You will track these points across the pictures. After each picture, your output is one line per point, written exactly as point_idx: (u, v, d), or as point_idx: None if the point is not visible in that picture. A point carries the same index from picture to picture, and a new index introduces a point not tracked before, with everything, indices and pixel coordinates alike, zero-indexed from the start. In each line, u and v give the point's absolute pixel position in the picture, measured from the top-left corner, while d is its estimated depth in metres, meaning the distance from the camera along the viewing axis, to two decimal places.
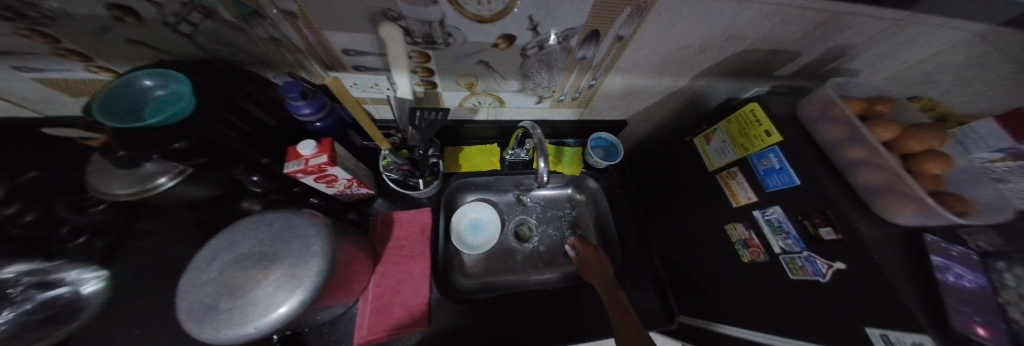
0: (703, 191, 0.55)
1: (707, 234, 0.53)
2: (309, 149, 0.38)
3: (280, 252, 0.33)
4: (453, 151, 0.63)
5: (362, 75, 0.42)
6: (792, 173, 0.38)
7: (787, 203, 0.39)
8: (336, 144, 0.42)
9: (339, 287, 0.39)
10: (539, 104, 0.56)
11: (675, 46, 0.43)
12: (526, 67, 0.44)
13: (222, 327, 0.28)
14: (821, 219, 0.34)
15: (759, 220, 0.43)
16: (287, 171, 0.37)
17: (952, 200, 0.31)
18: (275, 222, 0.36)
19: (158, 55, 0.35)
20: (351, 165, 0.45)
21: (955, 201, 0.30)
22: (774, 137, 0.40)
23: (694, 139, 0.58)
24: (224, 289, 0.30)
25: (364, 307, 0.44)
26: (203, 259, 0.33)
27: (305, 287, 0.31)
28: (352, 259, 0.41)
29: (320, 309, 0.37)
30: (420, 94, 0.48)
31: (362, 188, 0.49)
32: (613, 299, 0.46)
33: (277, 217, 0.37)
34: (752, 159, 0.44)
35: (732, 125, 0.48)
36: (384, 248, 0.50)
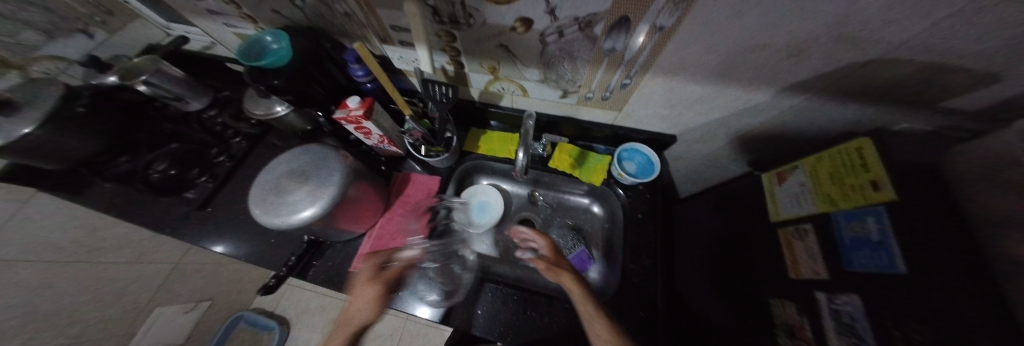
0: (754, 244, 0.41)
1: (748, 305, 0.40)
2: (354, 103, 0.48)
3: (313, 173, 0.44)
4: (476, 132, 0.68)
5: (405, 50, 0.48)
6: (892, 252, 0.25)
7: (868, 295, 0.26)
8: (376, 104, 0.51)
9: (351, 216, 0.50)
10: (563, 98, 0.53)
11: (742, 45, 0.33)
12: (547, 56, 0.42)
13: (272, 213, 0.41)
14: (915, 333, 0.21)
15: (823, 308, 0.30)
16: (335, 117, 0.48)
17: None
18: (315, 152, 0.48)
19: (287, 22, 0.50)
20: (385, 124, 0.53)
21: None
22: (881, 194, 0.27)
23: (764, 177, 0.43)
24: (276, 189, 0.43)
25: (368, 240, 0.55)
26: (272, 167, 0.48)
27: (323, 203, 0.42)
28: (363, 197, 0.51)
29: (332, 227, 0.48)
30: (450, 72, 0.52)
31: (391, 146, 0.58)
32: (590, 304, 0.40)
33: (318, 150, 0.48)
34: (837, 219, 0.30)
35: (822, 167, 0.34)
36: (396, 199, 0.60)
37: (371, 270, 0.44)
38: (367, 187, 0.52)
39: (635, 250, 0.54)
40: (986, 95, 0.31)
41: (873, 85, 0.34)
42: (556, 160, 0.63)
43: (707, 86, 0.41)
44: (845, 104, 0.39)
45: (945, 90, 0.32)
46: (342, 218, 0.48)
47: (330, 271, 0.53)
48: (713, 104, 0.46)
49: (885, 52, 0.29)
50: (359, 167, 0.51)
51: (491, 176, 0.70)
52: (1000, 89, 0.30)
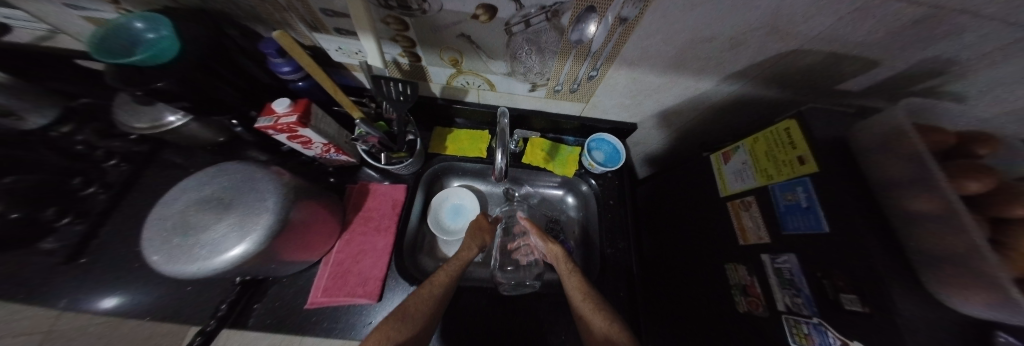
0: (707, 217, 0.46)
1: (709, 271, 0.44)
2: (282, 107, 0.38)
3: (233, 201, 0.35)
4: (442, 132, 0.62)
5: (345, 39, 0.39)
6: (820, 216, 0.29)
7: (803, 253, 0.30)
8: (313, 105, 0.42)
9: (298, 247, 0.41)
10: (532, 92, 0.51)
11: (696, 37, 0.34)
12: (513, 48, 0.39)
13: (179, 260, 0.32)
14: (845, 283, 0.26)
15: (766, 266, 0.35)
16: (257, 125, 0.38)
17: None
18: (233, 172, 0.37)
19: (164, 2, 0.38)
20: (329, 130, 0.45)
21: None
22: (808, 166, 0.31)
23: (711, 155, 0.48)
24: (182, 227, 0.33)
25: (325, 269, 0.47)
26: (171, 196, 0.36)
27: (252, 238, 0.33)
28: (312, 220, 0.42)
29: (280, 260, 0.40)
30: (405, 66, 0.46)
31: (341, 154, 0.50)
32: (574, 273, 0.46)
33: (238, 168, 0.38)
34: (774, 190, 0.35)
35: (759, 145, 0.39)
36: (354, 216, 0.52)
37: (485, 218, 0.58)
38: (316, 206, 0.43)
39: (611, 235, 0.57)
40: (864, 78, 0.38)
41: (793, 71, 0.40)
42: (529, 155, 0.62)
43: (664, 76, 0.44)
44: (770, 89, 0.45)
45: (839, 75, 0.39)
46: (292, 248, 0.40)
47: (278, 311, 0.44)
48: (669, 93, 0.49)
49: (802, 43, 0.34)
50: (302, 183, 0.42)
51: (463, 177, 0.66)
52: (874, 73, 0.37)
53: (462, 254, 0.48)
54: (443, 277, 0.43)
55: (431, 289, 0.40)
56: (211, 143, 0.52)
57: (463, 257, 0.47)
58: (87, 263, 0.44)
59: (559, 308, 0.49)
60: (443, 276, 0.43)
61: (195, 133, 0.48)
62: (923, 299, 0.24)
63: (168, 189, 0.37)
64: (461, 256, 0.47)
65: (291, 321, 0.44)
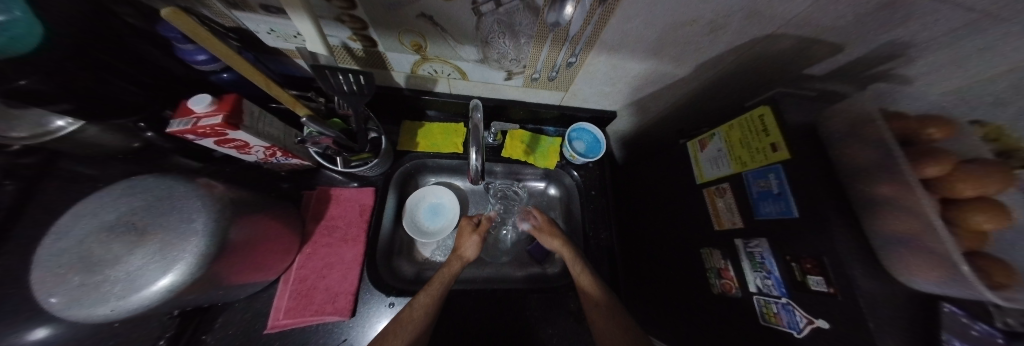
0: (684, 204, 0.47)
1: (686, 256, 0.46)
2: (200, 105, 0.31)
3: (148, 226, 0.28)
4: (412, 126, 0.57)
5: (276, 20, 0.31)
6: (791, 202, 0.30)
7: (775, 237, 0.31)
8: (245, 102, 0.35)
9: (247, 269, 0.36)
10: (509, 80, 0.47)
11: (678, 20, 0.32)
12: (483, 30, 0.35)
13: (86, 302, 0.26)
14: (813, 265, 0.27)
15: (740, 250, 0.36)
16: (171, 130, 0.31)
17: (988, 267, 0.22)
18: (147, 190, 0.30)
19: None
20: (270, 130, 0.38)
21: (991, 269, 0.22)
22: (780, 153, 0.31)
23: (687, 142, 0.49)
24: (81, 262, 0.26)
25: (284, 288, 0.42)
26: (65, 225, 0.29)
27: (177, 268, 0.27)
28: (262, 237, 0.37)
29: (225, 285, 0.34)
30: (359, 52, 0.39)
31: (291, 158, 0.43)
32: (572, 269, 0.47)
33: (153, 185, 0.31)
34: (747, 177, 0.36)
35: (734, 132, 0.39)
36: (314, 226, 0.46)
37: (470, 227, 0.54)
38: (264, 220, 0.37)
39: (594, 226, 0.57)
40: (828, 63, 0.39)
41: (767, 56, 0.40)
42: (509, 148, 0.59)
43: (645, 62, 0.42)
44: (744, 74, 0.45)
45: (807, 59, 0.39)
46: (239, 270, 0.34)
47: (234, 339, 0.39)
48: (648, 80, 0.48)
49: (779, 27, 0.33)
50: (242, 196, 0.36)
51: (439, 174, 0.61)
52: (837, 58, 0.38)
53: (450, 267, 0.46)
54: (427, 300, 0.40)
55: (415, 314, 0.38)
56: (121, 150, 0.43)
57: (447, 273, 0.45)
58: None
59: (546, 304, 0.49)
60: (427, 298, 0.40)
61: (96, 140, 0.38)
62: (873, 276, 0.26)
63: (58, 215, 0.29)
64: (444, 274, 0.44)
65: None
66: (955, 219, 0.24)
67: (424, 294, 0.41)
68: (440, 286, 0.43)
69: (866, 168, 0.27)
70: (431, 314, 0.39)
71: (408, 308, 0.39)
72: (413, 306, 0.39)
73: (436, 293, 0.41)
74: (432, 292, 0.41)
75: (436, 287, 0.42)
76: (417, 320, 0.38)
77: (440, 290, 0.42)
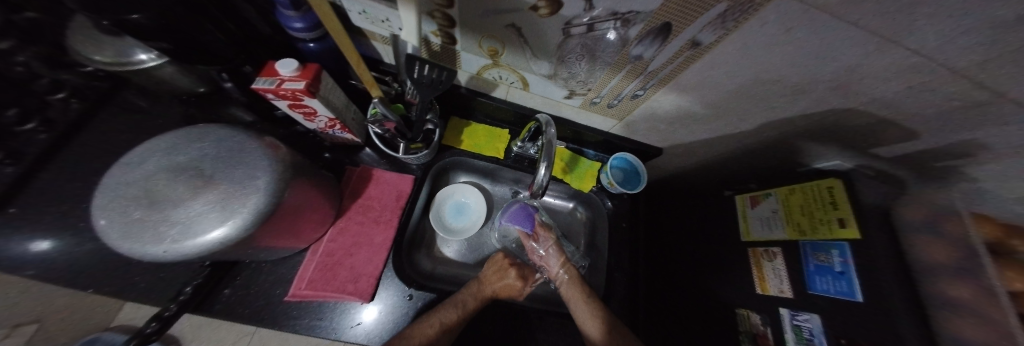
0: (721, 256, 0.46)
1: (715, 310, 0.44)
2: (287, 69, 0.32)
3: (214, 174, 0.29)
4: (459, 123, 0.58)
5: (372, 3, 0.32)
6: (854, 283, 0.29)
7: (829, 316, 0.30)
8: (324, 73, 0.36)
9: (284, 232, 0.36)
10: (567, 99, 0.48)
11: (763, 76, 0.32)
12: (565, 50, 0.36)
13: (138, 239, 0.25)
14: None
15: (785, 320, 0.34)
16: (255, 86, 0.32)
17: None
18: (220, 139, 0.31)
19: None
20: (336, 103, 0.39)
21: None
22: (848, 231, 0.31)
23: (736, 196, 0.48)
24: (144, 198, 0.27)
25: (312, 258, 0.42)
26: (136, 157, 0.29)
27: (233, 220, 0.27)
28: (306, 204, 0.37)
29: (259, 246, 0.34)
30: (436, 46, 0.40)
31: (346, 132, 0.44)
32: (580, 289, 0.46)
33: (223, 136, 0.32)
34: (804, 247, 0.35)
35: (795, 198, 0.38)
36: (351, 203, 0.47)
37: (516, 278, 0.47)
38: (310, 189, 0.37)
39: (618, 259, 0.56)
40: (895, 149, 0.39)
41: (837, 130, 0.39)
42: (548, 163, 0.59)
43: (709, 108, 0.42)
44: (805, 142, 0.44)
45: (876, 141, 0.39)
46: (277, 233, 0.34)
47: (254, 298, 0.39)
48: (706, 126, 0.47)
49: (860, 105, 0.33)
50: (299, 161, 0.37)
51: (472, 174, 0.62)
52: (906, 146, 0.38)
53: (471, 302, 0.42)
54: (452, 320, 0.38)
55: (439, 335, 0.36)
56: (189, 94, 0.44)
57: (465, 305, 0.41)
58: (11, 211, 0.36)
59: (559, 334, 0.47)
60: (453, 318, 0.38)
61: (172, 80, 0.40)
62: None
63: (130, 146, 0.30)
64: (471, 299, 0.42)
65: (267, 312, 0.39)
66: None
67: (449, 311, 0.39)
68: (466, 310, 0.40)
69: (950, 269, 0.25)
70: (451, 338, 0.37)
71: (430, 323, 0.37)
72: (437, 322, 0.37)
73: (462, 315, 0.39)
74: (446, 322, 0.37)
75: (462, 308, 0.40)
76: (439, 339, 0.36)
77: (465, 316, 0.40)
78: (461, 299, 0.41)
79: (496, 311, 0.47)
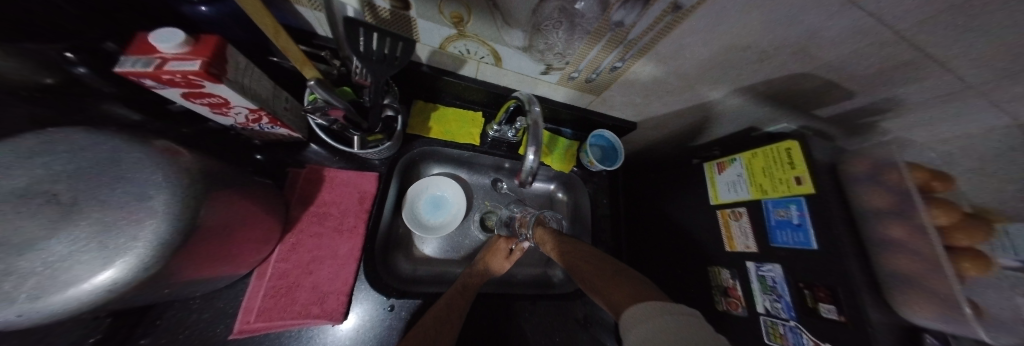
0: (692, 222, 0.50)
1: (689, 269, 0.49)
2: (168, 44, 0.23)
3: (94, 199, 0.16)
4: (424, 108, 0.51)
5: None
6: (810, 234, 0.32)
7: (789, 265, 0.34)
8: (230, 50, 0.27)
9: (216, 259, 0.28)
10: (544, 75, 0.44)
11: (739, 43, 0.32)
12: (540, 16, 0.31)
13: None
14: (825, 294, 0.30)
15: (751, 273, 0.38)
16: (118, 69, 0.23)
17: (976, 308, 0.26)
18: (99, 146, 0.18)
19: None
20: (258, 91, 0.30)
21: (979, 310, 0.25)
22: (805, 187, 0.33)
23: (703, 163, 0.51)
24: None
25: (258, 284, 0.34)
26: None
27: (136, 261, 0.17)
28: (241, 222, 0.29)
29: (179, 283, 0.26)
30: (385, 13, 0.32)
31: (279, 127, 0.36)
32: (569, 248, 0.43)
33: (98, 142, 0.19)
34: (766, 205, 0.38)
35: (756, 160, 0.41)
36: (303, 212, 0.39)
37: (502, 253, 0.51)
38: (240, 203, 0.29)
39: (601, 234, 0.58)
40: None
41: (795, 99, 0.41)
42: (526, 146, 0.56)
43: (684, 80, 0.42)
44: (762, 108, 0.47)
45: None
46: (205, 262, 0.27)
47: (187, 345, 0.31)
48: (679, 97, 0.48)
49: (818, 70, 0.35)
50: (219, 168, 0.28)
51: (446, 165, 0.57)
52: None
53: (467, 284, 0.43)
54: (459, 302, 0.40)
55: (449, 316, 0.37)
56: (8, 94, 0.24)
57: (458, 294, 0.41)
58: None
59: (552, 317, 0.46)
60: (458, 302, 0.40)
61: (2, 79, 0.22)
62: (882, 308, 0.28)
63: None
64: (471, 280, 0.44)
65: None
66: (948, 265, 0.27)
67: (453, 297, 0.40)
68: (467, 294, 0.42)
69: (884, 212, 0.29)
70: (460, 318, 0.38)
71: (435, 309, 0.38)
72: (443, 306, 0.38)
73: (465, 299, 0.41)
74: (445, 307, 0.38)
75: (460, 295, 0.41)
76: (451, 318, 0.37)
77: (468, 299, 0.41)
78: (461, 285, 0.43)
79: (492, 304, 0.45)
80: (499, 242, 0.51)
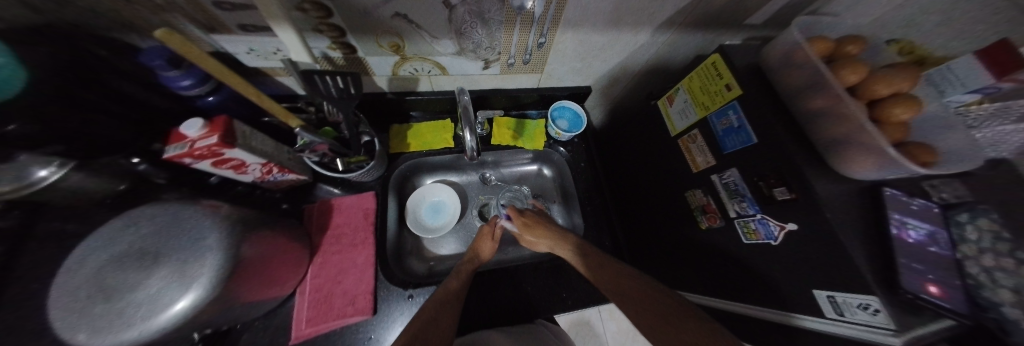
0: (665, 157, 0.52)
1: (674, 201, 0.51)
2: (192, 129, 0.31)
3: (171, 247, 0.25)
4: (400, 129, 0.58)
5: (254, 38, 0.34)
6: (749, 132, 0.34)
7: (742, 165, 0.36)
8: (234, 122, 0.35)
9: (266, 282, 0.36)
10: (486, 69, 0.50)
11: None
12: (456, 21, 0.37)
13: (66, 335, 0.21)
14: (775, 180, 0.31)
15: (717, 184, 0.40)
16: (167, 156, 0.32)
17: (916, 150, 0.27)
18: (165, 215, 0.27)
19: None
20: (264, 148, 0.39)
21: (918, 152, 0.27)
22: (734, 91, 0.36)
23: (657, 102, 0.53)
24: (89, 290, 0.23)
25: (302, 299, 0.42)
26: (71, 260, 0.25)
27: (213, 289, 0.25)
28: (276, 253, 0.37)
29: (247, 303, 0.34)
30: (339, 60, 0.41)
31: (287, 173, 0.45)
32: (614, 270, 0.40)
33: (163, 209, 0.28)
34: (711, 119, 0.40)
35: (693, 83, 0.43)
36: (322, 236, 0.47)
37: (489, 235, 0.54)
38: (273, 236, 0.36)
39: (588, 194, 0.61)
40: (765, 12, 0.44)
41: (717, 15, 0.44)
42: (497, 136, 0.62)
43: (607, 34, 0.46)
44: (696, 35, 0.49)
45: (745, 12, 0.44)
46: (259, 285, 0.34)
47: None
48: (613, 50, 0.51)
49: None
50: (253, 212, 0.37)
51: (435, 173, 0.64)
52: (770, 7, 0.43)
53: (464, 267, 0.48)
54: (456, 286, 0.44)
55: (448, 297, 0.41)
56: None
57: (455, 280, 0.45)
58: None
59: (553, 280, 0.51)
60: (456, 282, 0.44)
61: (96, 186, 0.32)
62: (830, 177, 0.30)
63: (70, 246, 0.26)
64: (466, 266, 0.48)
65: None
66: (881, 116, 0.28)
67: (452, 281, 0.45)
68: (465, 276, 0.46)
69: (803, 88, 0.31)
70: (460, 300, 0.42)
71: (438, 293, 0.42)
72: (444, 290, 0.43)
73: (462, 278, 0.45)
74: (449, 288, 0.43)
75: (461, 276, 0.46)
76: (450, 301, 0.41)
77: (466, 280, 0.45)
78: (460, 269, 0.47)
79: (510, 276, 0.50)
80: (486, 228, 0.54)
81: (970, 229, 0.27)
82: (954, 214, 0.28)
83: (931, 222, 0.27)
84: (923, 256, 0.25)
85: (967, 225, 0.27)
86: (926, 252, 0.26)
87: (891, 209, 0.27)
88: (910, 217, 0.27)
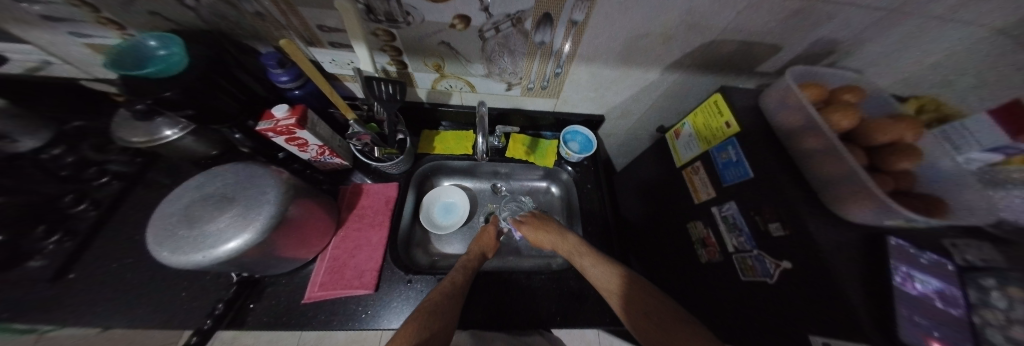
0: (671, 187, 0.53)
1: (677, 232, 0.51)
2: (281, 111, 0.42)
3: (241, 195, 0.33)
4: (430, 134, 0.67)
5: (338, 51, 0.45)
6: (747, 165, 0.36)
7: (740, 199, 0.36)
8: (309, 111, 0.45)
9: (298, 243, 0.42)
10: (509, 91, 0.58)
11: (636, 33, 0.41)
12: (488, 51, 0.45)
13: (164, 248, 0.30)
14: (771, 215, 0.32)
15: (716, 217, 0.41)
16: (258, 128, 0.42)
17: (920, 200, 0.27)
18: (241, 171, 0.36)
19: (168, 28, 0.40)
20: (323, 133, 0.48)
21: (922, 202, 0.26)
22: (733, 128, 0.38)
23: (666, 134, 0.56)
24: (185, 216, 0.32)
25: (320, 265, 0.48)
26: (178, 193, 0.35)
27: (256, 229, 0.32)
28: (312, 219, 0.44)
29: (281, 257, 0.41)
30: (393, 73, 0.51)
31: (334, 157, 0.54)
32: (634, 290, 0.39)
33: (243, 168, 0.37)
34: (712, 152, 0.42)
35: (698, 118, 0.46)
36: (348, 214, 0.54)
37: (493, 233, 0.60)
38: (313, 206, 0.44)
39: (591, 214, 0.63)
40: (775, 61, 0.47)
41: (724, 60, 0.47)
42: (512, 149, 0.67)
43: (618, 70, 0.51)
44: (707, 77, 0.53)
45: (755, 60, 0.47)
46: (294, 243, 0.41)
47: (274, 312, 0.43)
48: (625, 84, 0.56)
49: (719, 35, 0.41)
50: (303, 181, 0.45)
51: (452, 176, 0.70)
52: (780, 57, 0.46)
53: (468, 263, 0.50)
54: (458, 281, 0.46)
55: (451, 289, 0.43)
56: (136, 154, 0.53)
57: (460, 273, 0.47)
58: (73, 278, 0.42)
59: (546, 293, 0.51)
60: (459, 275, 0.47)
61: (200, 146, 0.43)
62: (830, 219, 0.29)
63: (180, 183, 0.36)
64: (468, 262, 0.50)
65: (288, 318, 0.43)
66: (883, 164, 0.29)
67: (455, 275, 0.47)
68: (467, 271, 0.48)
69: (799, 129, 0.33)
70: (462, 293, 0.43)
71: (445, 285, 0.44)
72: (448, 283, 0.45)
73: (466, 273, 0.48)
74: (454, 281, 0.45)
75: (464, 271, 0.48)
76: (454, 294, 0.42)
77: (468, 275, 0.47)
78: (462, 264, 0.50)
79: (503, 281, 0.52)
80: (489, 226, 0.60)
81: (995, 294, 0.24)
82: (979, 278, 0.25)
83: (941, 277, 0.26)
84: (930, 311, 0.24)
85: (991, 290, 0.24)
86: (936, 309, 0.24)
87: (896, 259, 0.26)
88: (917, 270, 0.26)
